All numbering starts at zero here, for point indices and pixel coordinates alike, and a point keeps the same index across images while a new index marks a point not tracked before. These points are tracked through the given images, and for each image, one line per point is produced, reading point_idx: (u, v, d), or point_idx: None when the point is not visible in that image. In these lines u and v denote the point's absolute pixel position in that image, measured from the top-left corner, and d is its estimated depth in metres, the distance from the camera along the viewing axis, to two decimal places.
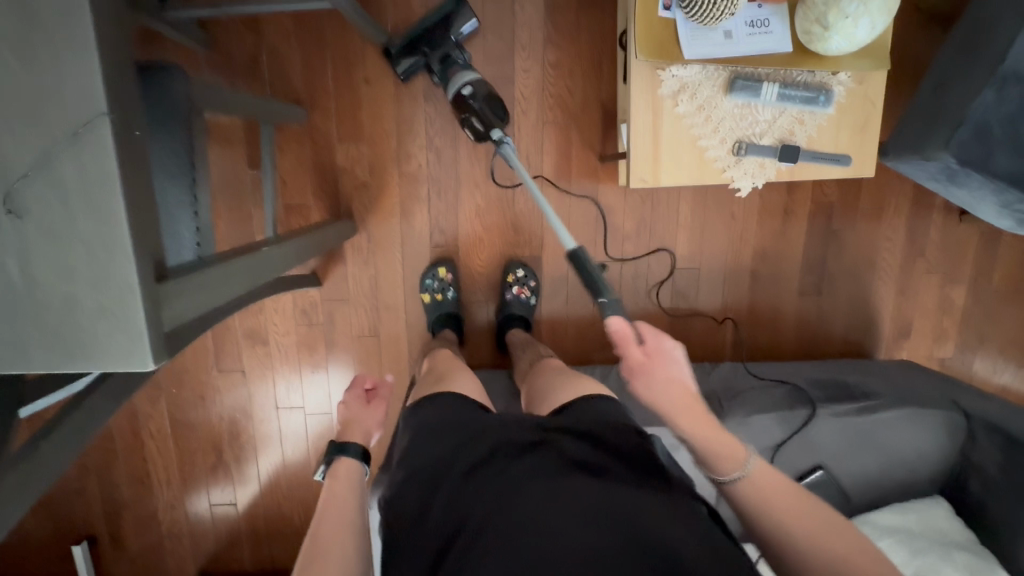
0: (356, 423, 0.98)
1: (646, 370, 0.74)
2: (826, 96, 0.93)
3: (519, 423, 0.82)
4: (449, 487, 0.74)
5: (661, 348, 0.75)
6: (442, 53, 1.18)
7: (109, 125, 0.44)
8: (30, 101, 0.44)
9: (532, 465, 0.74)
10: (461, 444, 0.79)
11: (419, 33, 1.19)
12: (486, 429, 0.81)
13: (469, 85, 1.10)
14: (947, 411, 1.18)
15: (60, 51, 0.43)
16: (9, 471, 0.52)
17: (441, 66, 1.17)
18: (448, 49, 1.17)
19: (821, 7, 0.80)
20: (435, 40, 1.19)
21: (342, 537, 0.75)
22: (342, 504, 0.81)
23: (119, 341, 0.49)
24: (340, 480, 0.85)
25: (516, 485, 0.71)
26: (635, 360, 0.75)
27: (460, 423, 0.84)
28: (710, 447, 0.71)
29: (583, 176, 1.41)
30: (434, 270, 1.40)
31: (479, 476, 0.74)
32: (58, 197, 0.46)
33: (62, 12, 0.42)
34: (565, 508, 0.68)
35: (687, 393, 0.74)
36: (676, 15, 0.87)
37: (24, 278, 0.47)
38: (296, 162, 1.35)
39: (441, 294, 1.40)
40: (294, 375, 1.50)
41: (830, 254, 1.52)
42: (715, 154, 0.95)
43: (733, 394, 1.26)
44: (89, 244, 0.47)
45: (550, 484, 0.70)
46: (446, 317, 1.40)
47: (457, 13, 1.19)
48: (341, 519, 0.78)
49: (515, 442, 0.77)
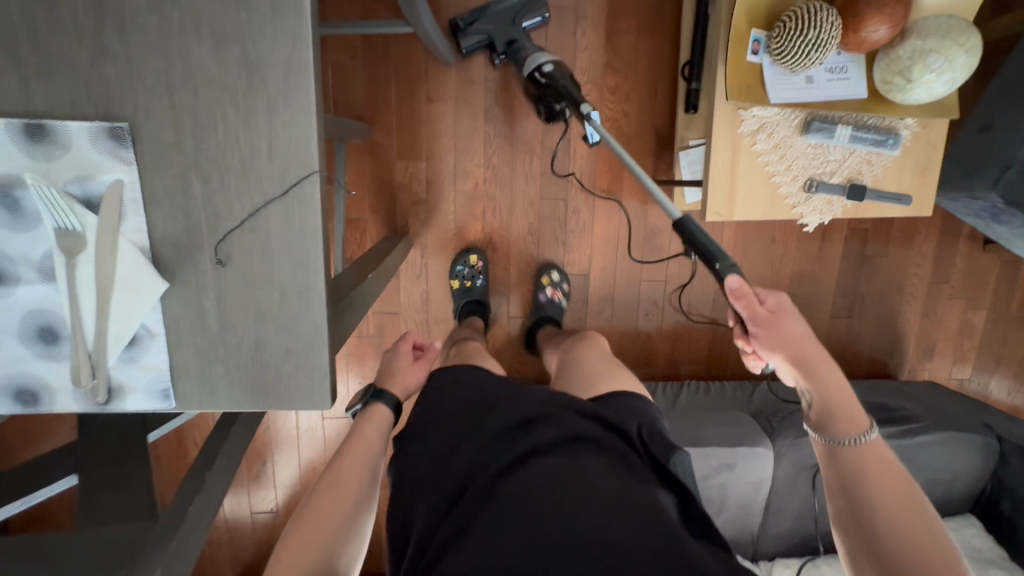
0: (399, 375, 0.88)
1: (769, 328, 0.66)
2: (893, 140, 0.98)
3: (560, 402, 0.73)
4: (476, 443, 0.68)
5: (784, 306, 0.68)
6: (509, 37, 1.22)
7: (319, 180, 0.47)
8: (244, 157, 0.46)
9: (564, 441, 0.66)
10: (495, 406, 0.73)
11: (485, 12, 1.23)
12: (522, 401, 0.73)
13: (547, 62, 1.08)
14: (982, 435, 1.24)
15: (280, 113, 0.45)
16: (190, 506, 0.56)
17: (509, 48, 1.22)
18: (516, 35, 1.22)
19: (906, 62, 0.86)
20: (502, 22, 1.23)
21: (356, 479, 0.70)
22: (367, 446, 0.75)
23: (301, 382, 0.51)
24: (370, 425, 0.78)
25: (542, 459, 0.64)
26: (754, 315, 0.66)
27: (499, 390, 0.76)
28: (831, 409, 0.64)
29: (634, 197, 1.44)
30: (465, 256, 1.41)
31: (505, 445, 0.67)
32: (261, 245, 0.48)
33: (286, 77, 0.44)
34: (583, 492, 0.60)
35: (809, 352, 0.65)
36: (763, 60, 0.91)
37: (217, 322, 0.49)
38: (357, 176, 1.37)
39: (470, 281, 1.41)
40: (341, 385, 1.51)
41: (863, 278, 1.59)
42: (787, 191, 1.00)
43: (781, 414, 1.32)
44: (284, 290, 0.49)
45: (575, 467, 0.63)
46: (473, 305, 1.42)
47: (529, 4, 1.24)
48: (360, 459, 0.73)
49: (551, 416, 0.70)
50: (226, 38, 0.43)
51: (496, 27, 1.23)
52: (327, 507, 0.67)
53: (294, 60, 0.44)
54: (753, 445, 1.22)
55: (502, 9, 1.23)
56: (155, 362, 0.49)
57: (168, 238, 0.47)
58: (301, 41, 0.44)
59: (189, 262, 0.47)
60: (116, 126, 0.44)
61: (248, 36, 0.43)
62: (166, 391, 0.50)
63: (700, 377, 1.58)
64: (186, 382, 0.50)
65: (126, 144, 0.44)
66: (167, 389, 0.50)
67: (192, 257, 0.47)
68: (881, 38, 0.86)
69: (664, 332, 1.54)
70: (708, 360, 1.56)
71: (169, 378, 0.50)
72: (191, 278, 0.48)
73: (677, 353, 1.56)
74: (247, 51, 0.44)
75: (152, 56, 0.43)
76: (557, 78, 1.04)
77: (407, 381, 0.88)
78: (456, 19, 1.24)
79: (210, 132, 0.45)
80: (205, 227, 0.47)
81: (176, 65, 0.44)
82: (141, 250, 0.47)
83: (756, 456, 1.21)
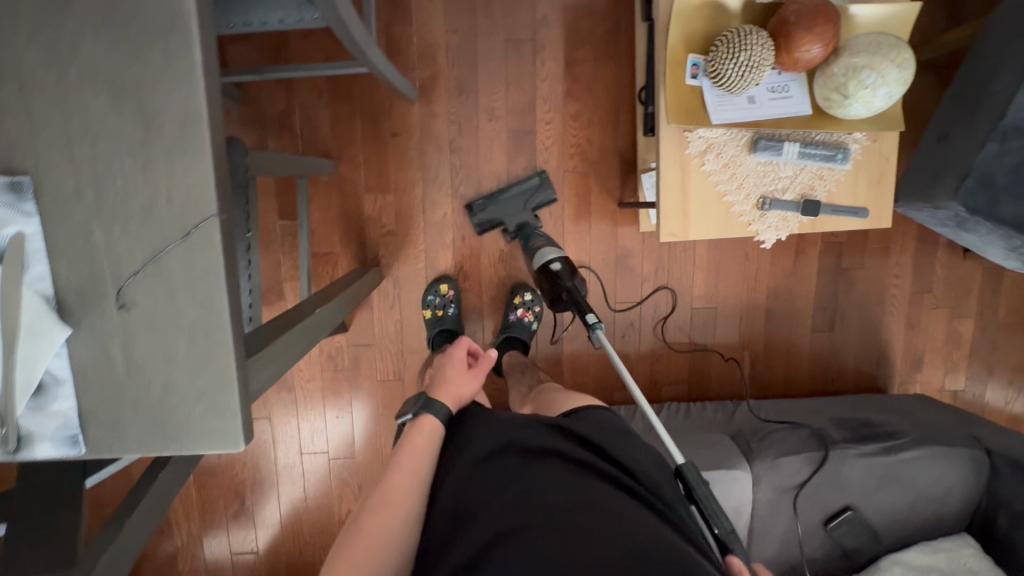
0: (450, 385, 0.89)
1: None
2: (843, 154, 0.98)
3: (530, 422, 0.79)
4: (460, 475, 0.73)
5: None
6: (518, 221, 1.37)
7: (218, 223, 0.48)
8: (145, 204, 0.47)
9: (547, 464, 0.72)
10: (476, 437, 0.78)
11: (496, 198, 1.37)
12: (497, 427, 0.78)
13: (556, 259, 1.13)
14: (971, 449, 1.19)
15: (177, 160, 0.46)
16: None
17: (517, 231, 1.36)
18: (525, 219, 1.37)
19: (841, 78, 0.86)
20: (513, 208, 1.38)
21: (407, 498, 0.74)
22: (418, 460, 0.78)
23: (211, 423, 0.50)
24: (418, 435, 0.81)
25: (528, 484, 0.69)
26: None
27: (481, 420, 0.81)
28: None
29: (602, 219, 1.45)
30: (436, 285, 1.41)
31: (490, 471, 0.72)
32: (165, 289, 0.48)
33: (181, 125, 0.46)
34: (571, 507, 0.65)
35: None
36: (703, 83, 0.93)
37: (125, 368, 0.49)
38: (326, 211, 1.40)
39: (441, 310, 1.41)
40: (319, 418, 1.50)
41: (842, 291, 1.57)
42: (740, 209, 1.00)
43: (760, 435, 1.27)
44: (191, 332, 0.49)
45: (559, 483, 0.68)
46: (444, 334, 1.39)
47: (538, 185, 1.39)
48: (412, 475, 0.76)
49: (529, 440, 0.75)
50: (122, 92, 0.45)
51: (507, 212, 1.38)
52: (374, 523, 0.70)
53: (188, 108, 0.46)
54: (731, 467, 1.17)
55: (509, 195, 1.38)
56: (62, 409, 0.49)
57: (70, 285, 0.47)
58: (193, 90, 0.45)
59: (93, 307, 0.48)
60: (16, 180, 0.46)
61: (143, 88, 0.45)
62: (76, 437, 0.50)
63: (683, 394, 1.57)
64: (94, 428, 0.50)
65: (27, 197, 0.46)
66: (75, 436, 0.50)
67: (96, 302, 0.48)
68: (815, 57, 0.87)
69: (642, 355, 1.54)
70: (689, 379, 1.56)
71: (79, 426, 0.50)
72: (96, 323, 0.48)
73: (658, 373, 1.56)
74: (143, 103, 0.45)
75: (51, 108, 0.45)
76: (562, 279, 1.10)
77: (459, 391, 0.88)
78: (471, 202, 1.39)
79: (109, 182, 0.46)
80: (109, 274, 0.48)
81: (75, 118, 0.45)
82: (46, 298, 0.47)
83: (734, 479, 1.15)
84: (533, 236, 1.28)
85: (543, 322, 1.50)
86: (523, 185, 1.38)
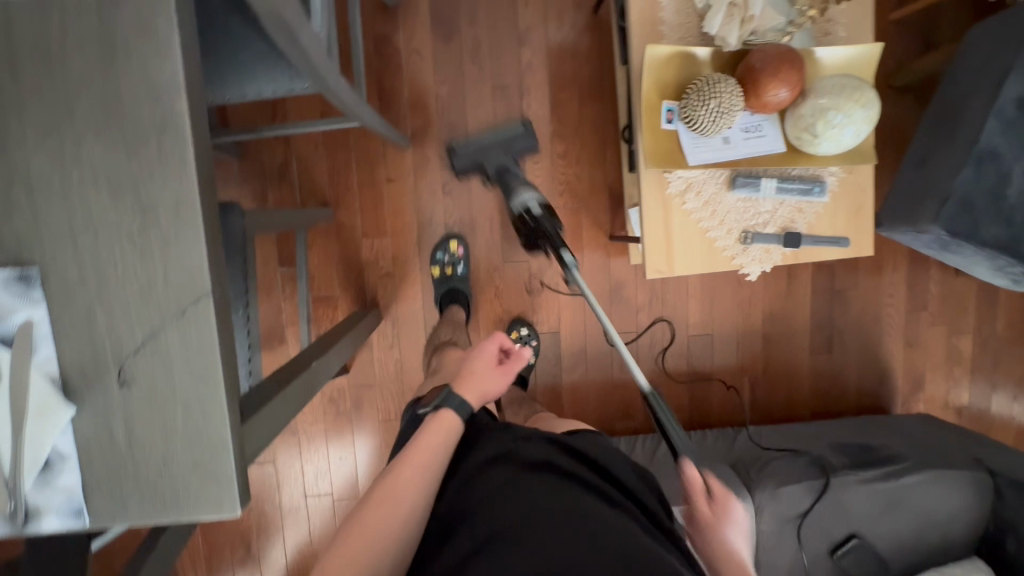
0: (475, 378, 0.88)
1: (703, 524, 0.75)
2: (820, 187, 1.01)
3: (531, 434, 0.80)
4: (461, 480, 0.75)
5: (727, 508, 0.75)
6: (498, 165, 1.13)
7: (212, 302, 0.51)
8: (143, 287, 0.50)
9: (545, 474, 0.72)
10: (477, 445, 0.80)
11: (479, 143, 1.17)
12: (499, 438, 0.80)
13: (535, 203, 1.04)
14: (974, 472, 1.18)
15: (172, 245, 0.50)
16: None
17: (496, 176, 1.13)
18: (506, 163, 1.14)
19: (809, 119, 0.90)
20: (494, 151, 1.15)
21: (410, 494, 0.72)
22: (427, 455, 0.76)
23: (208, 490, 0.53)
24: (431, 431, 0.80)
25: (526, 490, 0.69)
26: (695, 512, 0.76)
27: (483, 430, 0.83)
28: None
29: (595, 252, 1.48)
30: (445, 244, 1.43)
31: (489, 476, 0.73)
32: (162, 365, 0.51)
33: (176, 213, 0.50)
34: (566, 518, 0.65)
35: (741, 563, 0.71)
36: (678, 127, 0.96)
37: (126, 441, 0.52)
38: (325, 256, 1.44)
39: (450, 268, 1.43)
40: (323, 460, 1.51)
41: (837, 312, 1.58)
42: (723, 244, 1.02)
43: (760, 464, 1.26)
44: (188, 404, 0.52)
45: (557, 494, 0.69)
46: (451, 291, 1.42)
47: (521, 135, 1.18)
48: (418, 471, 0.74)
49: (529, 449, 0.77)
50: (122, 187, 0.49)
51: (489, 156, 1.14)
52: (371, 518, 0.69)
53: (182, 198, 0.49)
54: None
55: (491, 138, 1.17)
56: (67, 483, 0.52)
57: (74, 366, 0.51)
58: (187, 181, 0.49)
59: (95, 386, 0.51)
60: (26, 273, 0.49)
61: (140, 183, 0.49)
62: (80, 510, 0.52)
63: (684, 421, 1.58)
64: (97, 500, 0.52)
65: (35, 289, 0.50)
66: (79, 508, 0.52)
67: (98, 381, 0.51)
68: (783, 100, 0.91)
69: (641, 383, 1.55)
70: (689, 406, 1.57)
71: (83, 500, 0.52)
72: (98, 400, 0.51)
73: None
74: (140, 196, 0.49)
75: (56, 206, 0.49)
76: (542, 220, 1.03)
77: (484, 388, 0.87)
78: (451, 146, 1.18)
79: (110, 268, 0.50)
80: (110, 353, 0.51)
81: (78, 213, 0.49)
82: (51, 379, 0.50)
83: None
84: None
85: (540, 355, 1.52)
86: (501, 138, 1.18)
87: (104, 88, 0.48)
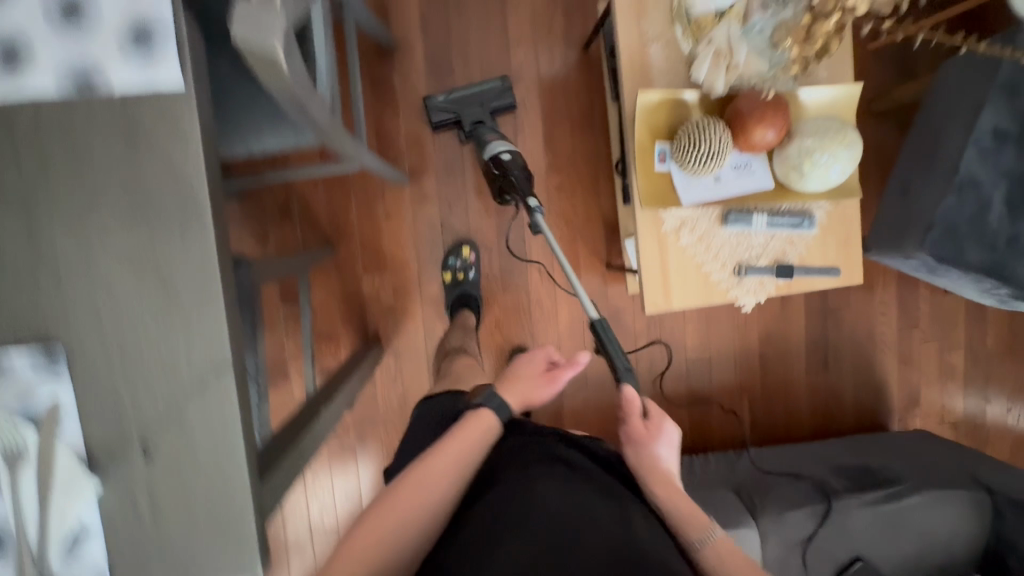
0: (520, 384, 0.88)
1: (638, 441, 0.83)
2: (809, 221, 1.05)
3: (541, 437, 0.84)
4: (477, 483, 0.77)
5: (664, 431, 0.85)
6: (474, 118, 1.34)
7: (232, 373, 0.53)
8: (166, 363, 0.52)
9: (556, 474, 0.76)
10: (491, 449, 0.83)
11: (459, 101, 1.36)
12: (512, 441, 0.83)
13: (504, 152, 1.15)
14: (972, 491, 1.20)
15: (193, 321, 0.52)
16: None
17: (472, 128, 1.33)
18: (482, 118, 1.35)
19: (796, 159, 0.94)
20: (471, 107, 1.36)
21: (438, 486, 0.71)
22: (465, 449, 0.75)
23: (231, 557, 0.54)
24: (470, 425, 0.79)
25: (539, 489, 0.72)
26: (631, 432, 0.84)
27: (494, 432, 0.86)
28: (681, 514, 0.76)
29: (592, 281, 1.51)
30: (458, 250, 1.45)
31: (503, 477, 0.76)
32: (185, 437, 0.53)
33: (197, 290, 0.52)
34: (578, 517, 0.69)
35: (669, 471, 0.81)
36: (671, 167, 1.00)
37: (150, 513, 0.53)
38: (326, 293, 1.46)
39: (462, 274, 1.44)
40: (327, 496, 1.51)
41: (831, 331, 1.61)
42: (718, 277, 1.05)
43: (762, 489, 1.27)
44: (210, 475, 0.53)
45: (569, 494, 0.72)
46: (462, 296, 1.43)
47: (499, 91, 1.38)
48: (453, 463, 0.74)
49: (541, 451, 0.80)
50: (145, 269, 0.51)
51: (466, 111, 1.35)
52: (396, 503, 0.69)
53: (203, 275, 0.52)
54: (736, 527, 1.17)
55: (470, 95, 1.37)
56: (93, 556, 0.53)
57: (100, 441, 0.52)
58: (208, 260, 0.51)
59: (120, 460, 0.53)
60: (53, 357, 0.51)
61: (162, 264, 0.51)
62: None
63: (685, 443, 1.59)
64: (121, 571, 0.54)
65: (61, 370, 0.51)
66: None
67: (123, 455, 0.53)
68: (770, 140, 0.95)
69: None
70: (690, 429, 1.59)
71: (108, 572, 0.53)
72: (123, 474, 0.53)
73: None
74: (162, 276, 0.52)
75: (82, 289, 0.51)
76: (510, 168, 1.12)
77: (527, 395, 0.87)
78: (431, 98, 1.36)
79: (133, 346, 0.52)
80: (134, 428, 0.52)
81: (102, 295, 0.51)
82: (77, 456, 0.52)
83: (740, 539, 1.15)
84: (486, 133, 1.27)
85: None
86: (481, 91, 1.38)
87: (126, 175, 0.50)
